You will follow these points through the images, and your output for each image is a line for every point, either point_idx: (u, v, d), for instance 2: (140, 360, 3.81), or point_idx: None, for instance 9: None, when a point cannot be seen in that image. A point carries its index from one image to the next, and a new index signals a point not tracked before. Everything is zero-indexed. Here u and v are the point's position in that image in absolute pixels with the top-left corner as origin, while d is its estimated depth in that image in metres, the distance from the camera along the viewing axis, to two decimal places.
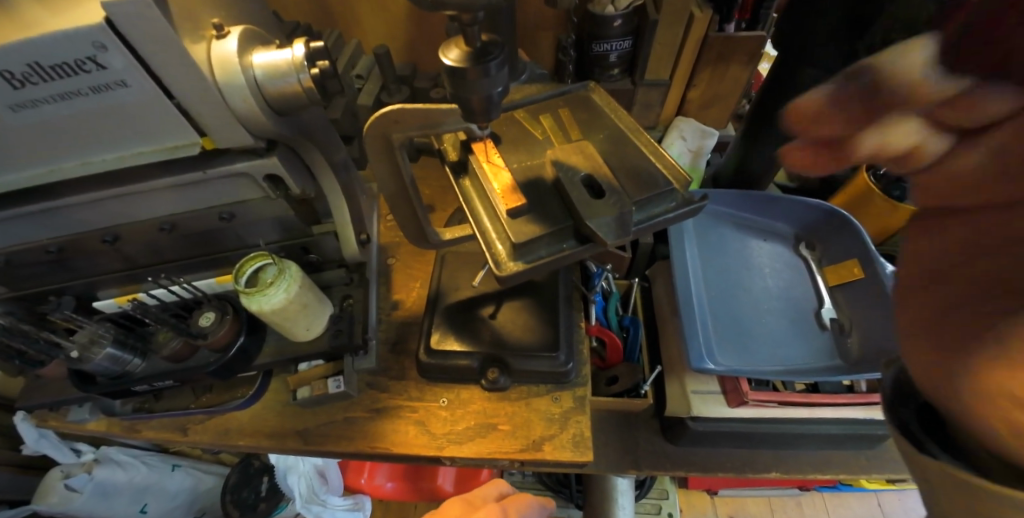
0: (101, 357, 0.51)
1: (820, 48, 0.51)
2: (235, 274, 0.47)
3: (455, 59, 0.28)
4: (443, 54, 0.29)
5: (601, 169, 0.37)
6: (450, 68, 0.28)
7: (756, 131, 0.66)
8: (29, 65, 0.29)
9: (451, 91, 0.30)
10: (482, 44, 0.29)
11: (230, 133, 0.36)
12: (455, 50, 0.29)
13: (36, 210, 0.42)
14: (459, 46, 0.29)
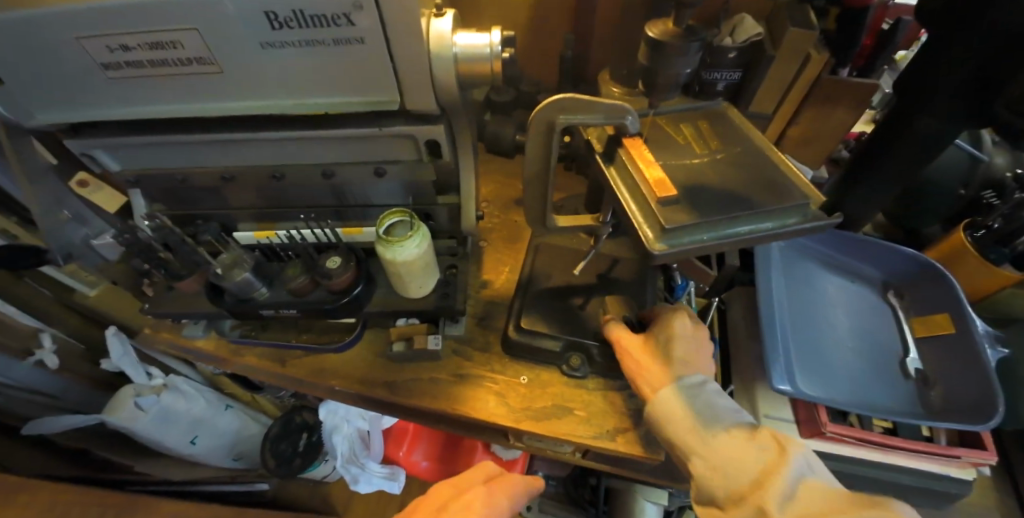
0: (240, 279, 0.56)
1: (948, 100, 0.53)
2: (376, 225, 0.53)
3: (660, 33, 0.46)
4: (650, 28, 0.46)
5: (789, 185, 0.41)
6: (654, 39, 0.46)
7: (855, 175, 0.67)
8: (296, 12, 0.35)
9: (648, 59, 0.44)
10: (685, 27, 0.46)
11: (423, 96, 0.42)
12: (659, 29, 0.46)
13: (232, 138, 0.48)
14: (662, 27, 0.46)
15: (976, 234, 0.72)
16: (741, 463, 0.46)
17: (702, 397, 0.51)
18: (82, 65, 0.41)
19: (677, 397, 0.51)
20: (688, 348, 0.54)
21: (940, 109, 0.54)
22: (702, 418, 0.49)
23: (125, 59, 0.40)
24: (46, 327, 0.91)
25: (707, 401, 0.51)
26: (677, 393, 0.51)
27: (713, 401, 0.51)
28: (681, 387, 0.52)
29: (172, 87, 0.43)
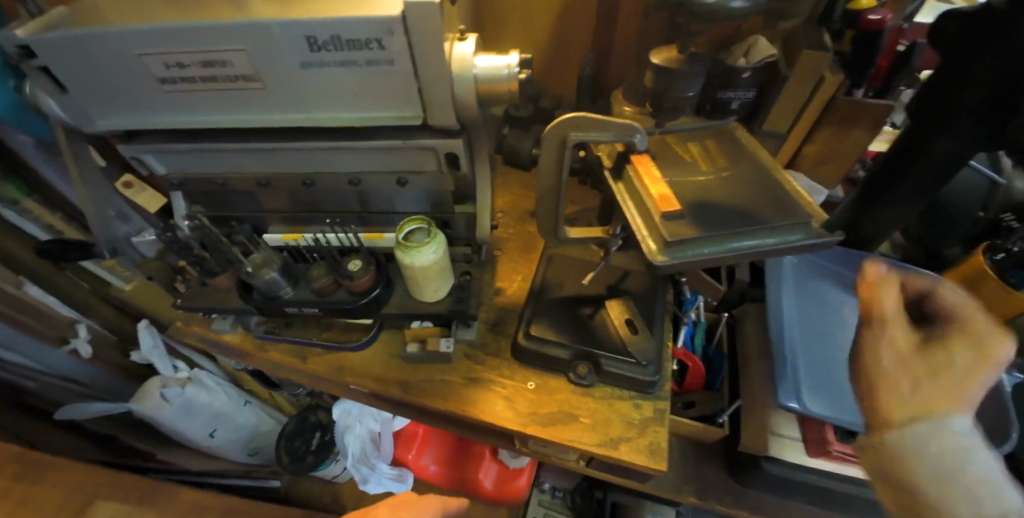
0: (268, 278, 0.59)
1: (969, 124, 0.49)
2: (396, 230, 0.57)
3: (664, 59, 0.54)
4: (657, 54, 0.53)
5: (792, 202, 0.42)
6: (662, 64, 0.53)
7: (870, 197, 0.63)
8: (334, 37, 0.39)
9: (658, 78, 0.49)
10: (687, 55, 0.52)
11: (444, 113, 0.45)
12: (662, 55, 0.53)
13: (269, 147, 0.52)
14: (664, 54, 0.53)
15: (996, 257, 0.70)
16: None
17: (964, 449, 0.35)
18: (142, 79, 0.46)
19: (911, 441, 0.36)
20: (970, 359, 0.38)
21: (957, 135, 0.50)
22: (954, 473, 0.35)
23: (179, 74, 0.45)
24: (84, 318, 0.96)
25: (971, 450, 0.35)
26: (930, 439, 0.36)
27: (985, 461, 0.35)
28: (935, 433, 0.36)
29: (219, 100, 0.47)
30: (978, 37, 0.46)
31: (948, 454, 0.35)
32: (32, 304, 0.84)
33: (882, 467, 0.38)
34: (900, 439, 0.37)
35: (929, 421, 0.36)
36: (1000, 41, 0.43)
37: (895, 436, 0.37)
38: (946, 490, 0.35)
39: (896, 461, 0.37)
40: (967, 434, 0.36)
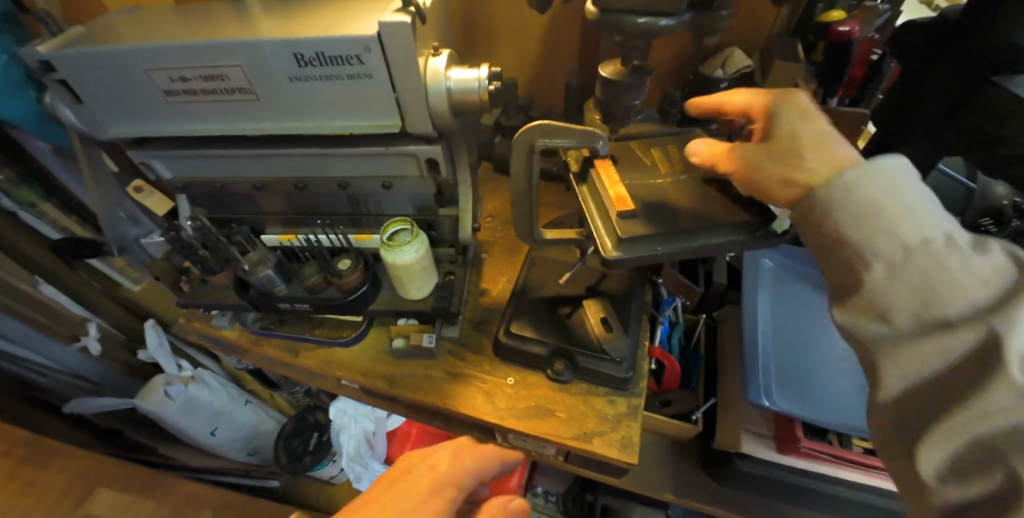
0: (263, 275, 0.63)
1: (929, 127, 0.58)
2: (381, 231, 0.60)
3: (611, 72, 0.44)
4: (603, 67, 0.45)
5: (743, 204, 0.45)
6: (607, 78, 0.44)
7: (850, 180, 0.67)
8: (319, 53, 0.44)
9: (604, 96, 0.46)
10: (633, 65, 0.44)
11: (421, 121, 0.49)
12: (612, 66, 0.45)
13: (265, 153, 0.56)
14: (614, 64, 0.45)
15: None
16: (930, 287, 0.29)
17: (901, 183, 0.33)
18: (149, 93, 0.50)
19: (845, 182, 0.34)
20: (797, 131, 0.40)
21: (921, 133, 0.59)
22: (878, 208, 0.32)
23: (182, 88, 0.49)
24: (94, 317, 1.01)
25: (906, 188, 0.33)
26: (854, 179, 0.34)
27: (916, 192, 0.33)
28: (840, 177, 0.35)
29: (218, 111, 0.52)
30: (938, 48, 0.56)
31: (881, 193, 0.33)
32: (46, 303, 0.88)
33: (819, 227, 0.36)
34: (824, 190, 0.35)
35: (861, 167, 0.34)
36: (951, 55, 0.54)
37: (816, 189, 0.36)
38: (866, 223, 0.33)
39: (820, 215, 0.36)
40: (906, 173, 0.33)
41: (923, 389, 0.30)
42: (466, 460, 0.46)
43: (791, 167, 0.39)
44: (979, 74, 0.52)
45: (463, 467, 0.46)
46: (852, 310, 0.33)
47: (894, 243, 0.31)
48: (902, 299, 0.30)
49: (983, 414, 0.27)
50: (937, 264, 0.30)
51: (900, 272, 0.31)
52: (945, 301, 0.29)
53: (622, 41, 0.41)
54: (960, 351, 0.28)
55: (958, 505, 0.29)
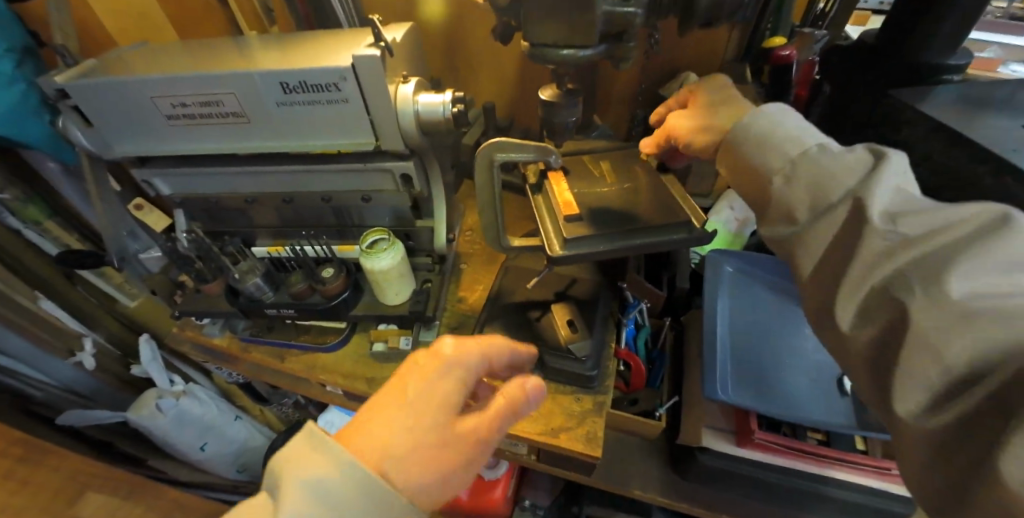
0: (251, 283, 0.68)
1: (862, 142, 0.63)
2: (360, 240, 0.66)
3: (549, 96, 0.51)
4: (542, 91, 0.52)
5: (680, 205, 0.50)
6: (545, 100, 0.51)
7: None
8: (302, 82, 0.50)
9: (552, 116, 0.52)
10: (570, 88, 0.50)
11: (393, 141, 0.55)
12: (549, 89, 0.51)
13: (255, 171, 0.62)
14: (551, 87, 0.51)
15: None
16: (815, 180, 0.40)
17: (784, 119, 0.46)
18: (154, 118, 0.57)
19: (743, 123, 0.47)
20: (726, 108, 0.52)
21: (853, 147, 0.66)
22: (768, 137, 0.45)
23: (182, 113, 0.56)
24: (91, 332, 1.04)
25: (789, 121, 0.45)
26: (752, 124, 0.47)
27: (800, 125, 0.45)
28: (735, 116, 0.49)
29: (212, 133, 0.58)
30: (863, 67, 0.62)
31: (769, 127, 0.46)
32: (44, 318, 0.93)
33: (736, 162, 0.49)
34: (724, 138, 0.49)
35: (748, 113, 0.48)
36: (877, 71, 0.60)
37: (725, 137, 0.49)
38: (761, 149, 0.45)
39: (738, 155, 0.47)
40: (787, 113, 0.47)
41: (829, 258, 0.39)
42: (466, 343, 0.43)
43: (703, 120, 0.52)
44: (899, 82, 0.59)
45: (468, 348, 0.43)
46: (770, 223, 0.44)
47: (782, 159, 0.44)
48: (799, 194, 0.41)
49: (875, 262, 0.34)
50: (814, 163, 0.41)
51: (792, 178, 0.42)
52: (828, 190, 0.39)
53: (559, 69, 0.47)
54: (844, 222, 0.38)
55: (870, 346, 0.35)
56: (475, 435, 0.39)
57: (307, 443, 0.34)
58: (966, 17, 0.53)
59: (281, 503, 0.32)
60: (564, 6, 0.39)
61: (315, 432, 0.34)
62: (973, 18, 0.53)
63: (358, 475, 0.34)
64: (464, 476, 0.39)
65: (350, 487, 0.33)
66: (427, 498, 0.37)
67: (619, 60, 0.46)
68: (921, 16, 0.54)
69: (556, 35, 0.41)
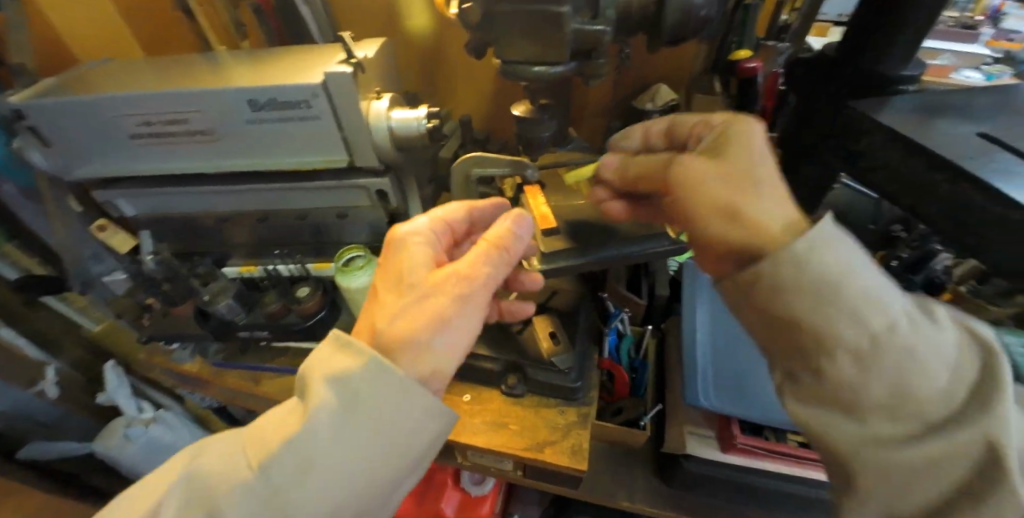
0: (223, 305, 0.66)
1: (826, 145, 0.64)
2: (337, 257, 0.64)
3: (521, 111, 0.53)
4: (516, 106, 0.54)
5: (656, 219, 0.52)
6: (520, 115, 0.52)
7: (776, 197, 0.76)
8: (272, 99, 0.49)
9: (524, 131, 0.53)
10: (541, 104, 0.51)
11: (367, 157, 0.55)
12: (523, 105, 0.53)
13: (224, 189, 0.61)
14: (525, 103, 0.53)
15: (889, 265, 0.79)
16: (905, 376, 0.30)
17: (847, 250, 0.33)
18: (116, 137, 0.55)
19: (800, 255, 0.32)
20: (719, 172, 0.39)
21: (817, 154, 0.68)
22: (839, 294, 0.31)
23: (146, 131, 0.54)
24: (53, 360, 0.99)
25: (855, 260, 0.32)
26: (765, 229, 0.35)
27: (847, 249, 0.32)
28: (780, 230, 0.35)
29: (179, 152, 0.56)
30: (825, 79, 0.64)
31: (840, 274, 0.31)
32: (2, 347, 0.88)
33: (818, 294, 0.31)
34: (771, 265, 0.33)
35: (806, 241, 0.32)
36: (836, 82, 0.62)
37: (780, 259, 0.33)
38: (840, 315, 0.31)
39: (768, 290, 0.34)
40: (846, 243, 0.33)
41: (910, 484, 0.31)
42: (428, 227, 0.51)
43: (742, 199, 0.37)
44: (861, 89, 0.60)
45: (428, 230, 0.51)
46: (810, 397, 0.34)
47: (863, 332, 0.30)
48: (876, 387, 0.30)
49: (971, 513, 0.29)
50: (904, 351, 0.30)
51: (870, 364, 0.30)
52: (921, 399, 0.30)
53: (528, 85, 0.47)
54: (945, 449, 0.29)
55: None
56: (454, 279, 0.45)
57: (336, 346, 0.41)
58: (919, 27, 0.54)
59: (311, 389, 0.40)
60: (534, 25, 0.39)
61: (336, 337, 0.41)
62: (931, 22, 0.54)
63: (371, 362, 0.40)
64: (463, 321, 0.45)
65: (362, 365, 0.40)
66: (435, 345, 0.43)
67: (590, 76, 0.47)
68: (875, 28, 0.56)
69: (528, 53, 0.41)
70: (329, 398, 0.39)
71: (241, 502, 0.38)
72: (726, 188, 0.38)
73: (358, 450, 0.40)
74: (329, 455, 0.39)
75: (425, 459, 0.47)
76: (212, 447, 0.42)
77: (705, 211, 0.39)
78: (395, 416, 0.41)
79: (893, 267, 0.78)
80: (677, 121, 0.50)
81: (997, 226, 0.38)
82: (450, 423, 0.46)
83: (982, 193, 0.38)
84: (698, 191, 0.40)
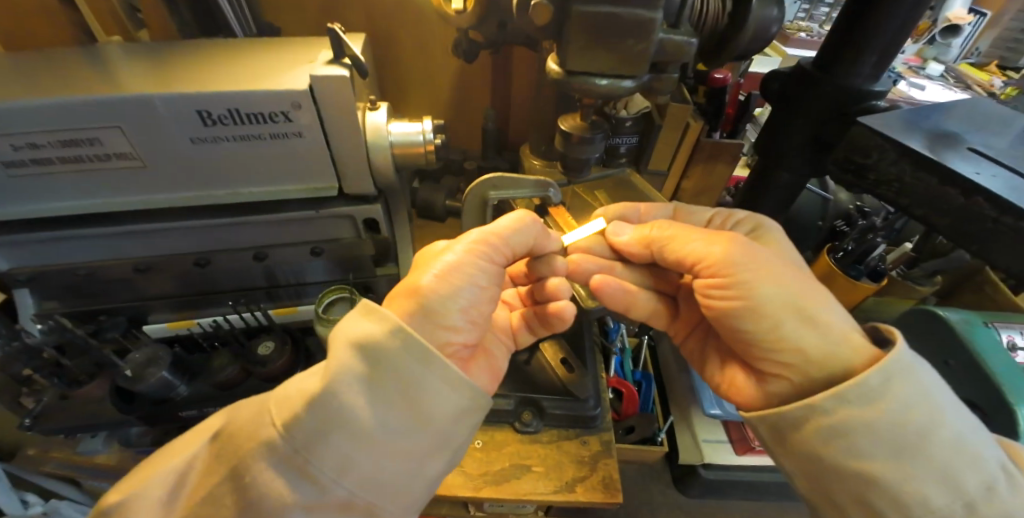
0: (156, 380, 0.50)
1: (806, 154, 0.63)
2: (315, 302, 0.53)
3: (571, 127, 0.47)
4: (562, 121, 0.48)
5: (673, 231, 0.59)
6: (565, 131, 0.47)
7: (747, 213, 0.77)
8: (233, 110, 0.37)
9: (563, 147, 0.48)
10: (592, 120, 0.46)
11: (360, 181, 0.45)
12: (571, 121, 0.48)
13: (149, 228, 0.45)
14: (575, 119, 0.48)
15: (837, 256, 0.84)
16: None
17: (938, 395, 0.34)
18: None
19: (876, 392, 0.34)
20: (773, 263, 0.42)
21: None
22: (925, 444, 0.32)
23: (30, 156, 0.38)
24: None
25: (946, 406, 0.33)
26: (823, 331, 0.38)
27: (934, 390, 0.34)
28: (849, 337, 0.38)
29: (82, 182, 0.40)
30: (794, 95, 0.60)
31: (932, 425, 0.32)
32: None
33: (900, 442, 0.33)
34: (832, 400, 0.35)
35: (885, 374, 0.34)
36: (812, 97, 0.58)
37: (849, 398, 0.34)
38: (926, 469, 0.32)
39: (845, 425, 0.34)
40: (936, 383, 0.34)
41: None
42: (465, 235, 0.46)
43: (811, 300, 0.39)
44: (830, 109, 0.57)
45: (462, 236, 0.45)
46: None
47: (956, 495, 0.31)
48: None
49: None
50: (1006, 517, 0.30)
51: None
52: None
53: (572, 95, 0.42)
54: None
55: None
56: (480, 248, 0.40)
57: (364, 310, 0.33)
58: (894, 36, 0.52)
59: (333, 353, 0.31)
60: (607, 31, 0.35)
61: (366, 300, 0.32)
62: (906, 29, 0.52)
63: (405, 329, 0.32)
64: (477, 276, 0.39)
65: (388, 329, 0.31)
66: (452, 302, 0.37)
67: (656, 92, 0.43)
68: (854, 35, 0.53)
69: (598, 64, 0.37)
70: (355, 362, 0.31)
71: (267, 467, 0.29)
72: (788, 282, 0.40)
73: (382, 419, 0.31)
74: (354, 425, 0.30)
75: (457, 442, 0.36)
76: (240, 407, 0.33)
77: (773, 299, 0.40)
78: (424, 381, 0.32)
79: (841, 257, 0.83)
80: (683, 211, 0.54)
81: (1004, 233, 0.40)
82: (479, 403, 0.35)
83: (988, 204, 0.40)
84: (767, 277, 0.40)
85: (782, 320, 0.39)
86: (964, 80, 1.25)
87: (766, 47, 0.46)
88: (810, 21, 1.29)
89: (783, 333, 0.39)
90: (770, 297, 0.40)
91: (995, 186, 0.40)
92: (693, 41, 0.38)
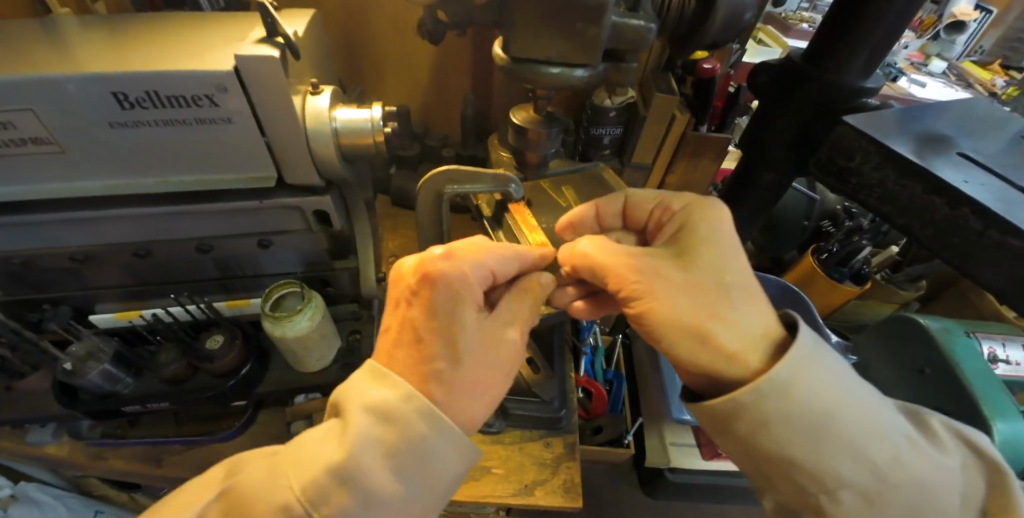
0: (96, 373, 0.49)
1: (788, 152, 0.60)
2: (262, 298, 0.50)
3: (524, 121, 0.54)
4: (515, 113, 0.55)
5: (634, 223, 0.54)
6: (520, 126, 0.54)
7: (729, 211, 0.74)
8: (150, 93, 0.34)
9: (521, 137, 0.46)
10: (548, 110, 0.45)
11: (305, 172, 0.42)
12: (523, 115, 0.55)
13: (80, 216, 0.42)
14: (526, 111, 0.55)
15: (821, 256, 0.81)
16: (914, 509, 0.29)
17: (838, 371, 0.32)
18: None
19: (784, 383, 0.31)
20: (674, 283, 0.36)
21: None
22: (831, 422, 0.30)
23: None
24: None
25: (847, 379, 0.32)
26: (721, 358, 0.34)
27: (832, 365, 0.32)
28: (748, 360, 0.33)
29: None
30: (780, 89, 0.57)
31: (838, 404, 0.31)
32: None
33: (812, 427, 0.30)
34: (751, 396, 0.31)
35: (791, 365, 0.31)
36: (798, 93, 0.54)
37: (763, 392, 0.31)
38: (843, 451, 0.30)
39: (758, 425, 0.31)
40: (827, 351, 0.33)
41: None
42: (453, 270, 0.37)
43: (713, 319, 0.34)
44: (817, 106, 0.54)
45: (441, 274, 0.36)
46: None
47: (864, 467, 0.30)
48: None
49: None
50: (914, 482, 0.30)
51: (873, 502, 0.30)
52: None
53: (529, 83, 0.39)
54: None
55: None
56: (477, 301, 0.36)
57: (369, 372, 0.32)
58: (888, 32, 0.48)
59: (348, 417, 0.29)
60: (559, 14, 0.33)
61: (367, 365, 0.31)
62: (903, 22, 0.48)
63: (420, 396, 0.30)
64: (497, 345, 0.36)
65: (403, 396, 0.30)
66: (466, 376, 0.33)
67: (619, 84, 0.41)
68: (846, 26, 0.49)
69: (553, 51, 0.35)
70: (372, 427, 0.29)
71: None
72: (692, 302, 0.35)
73: (399, 484, 0.29)
74: (368, 489, 0.28)
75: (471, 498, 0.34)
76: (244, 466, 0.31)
77: (664, 324, 0.36)
78: (435, 447, 0.30)
79: (826, 258, 0.80)
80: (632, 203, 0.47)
81: (987, 248, 0.37)
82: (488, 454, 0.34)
83: (974, 216, 0.38)
84: (662, 304, 0.36)
85: (677, 345, 0.35)
86: (965, 78, 1.22)
87: (743, 36, 0.42)
88: (813, 12, 1.25)
89: (678, 359, 0.36)
90: (659, 324, 0.36)
91: (982, 196, 0.38)
92: (654, 28, 0.36)
